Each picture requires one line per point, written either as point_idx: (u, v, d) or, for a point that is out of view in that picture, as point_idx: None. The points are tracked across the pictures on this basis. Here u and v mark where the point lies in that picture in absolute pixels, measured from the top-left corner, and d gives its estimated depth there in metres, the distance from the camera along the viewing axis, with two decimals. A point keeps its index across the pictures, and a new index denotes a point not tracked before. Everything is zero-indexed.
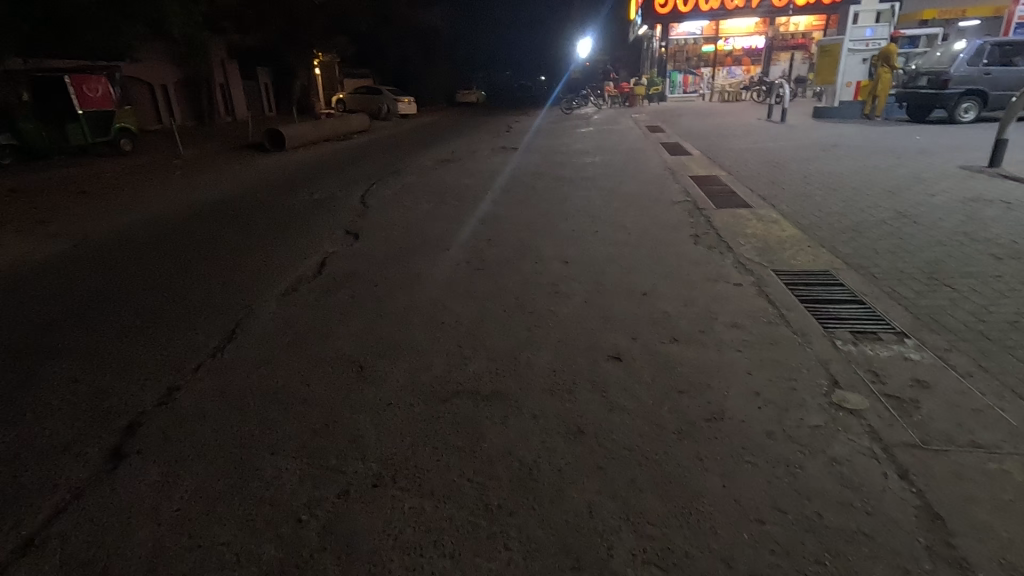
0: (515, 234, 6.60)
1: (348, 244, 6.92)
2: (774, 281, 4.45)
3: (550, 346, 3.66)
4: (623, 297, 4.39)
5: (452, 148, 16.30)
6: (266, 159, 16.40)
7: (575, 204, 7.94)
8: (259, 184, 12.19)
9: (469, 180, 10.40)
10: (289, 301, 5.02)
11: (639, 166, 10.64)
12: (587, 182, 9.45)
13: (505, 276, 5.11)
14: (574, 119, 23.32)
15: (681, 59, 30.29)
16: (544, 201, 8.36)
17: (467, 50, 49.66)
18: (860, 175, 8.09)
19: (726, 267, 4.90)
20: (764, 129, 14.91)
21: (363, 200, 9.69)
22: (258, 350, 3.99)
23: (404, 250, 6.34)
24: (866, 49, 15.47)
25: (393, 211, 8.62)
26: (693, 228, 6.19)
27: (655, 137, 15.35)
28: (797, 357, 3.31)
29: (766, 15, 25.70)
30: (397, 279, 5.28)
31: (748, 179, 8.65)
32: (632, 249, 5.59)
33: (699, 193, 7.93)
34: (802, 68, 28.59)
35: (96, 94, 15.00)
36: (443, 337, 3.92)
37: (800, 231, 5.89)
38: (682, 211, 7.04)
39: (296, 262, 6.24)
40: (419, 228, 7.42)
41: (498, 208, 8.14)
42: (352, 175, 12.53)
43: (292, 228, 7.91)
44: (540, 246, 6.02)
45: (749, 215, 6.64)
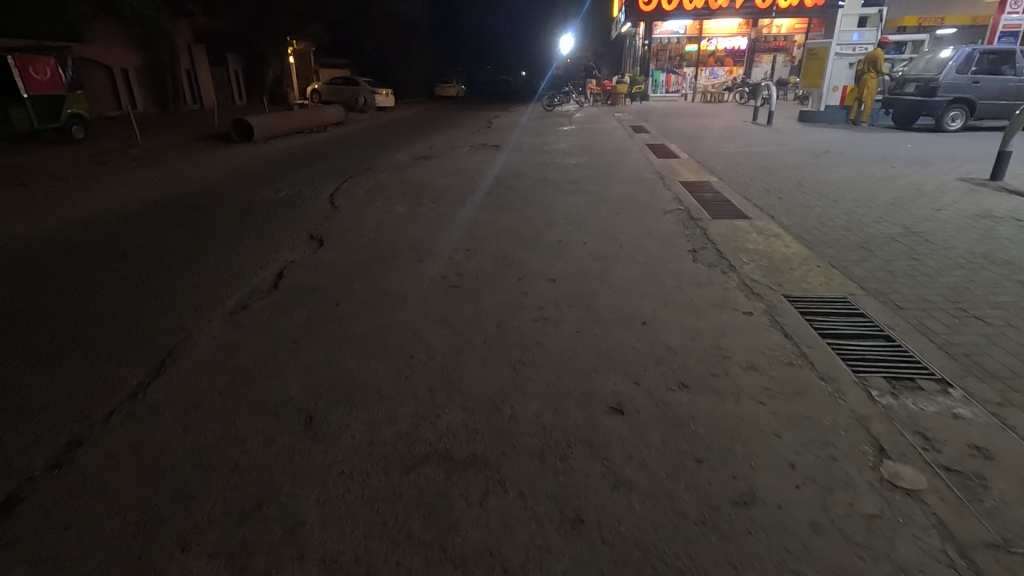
0: (496, 243, 6.02)
1: (311, 251, 6.24)
2: (788, 311, 3.96)
3: (538, 392, 3.08)
4: (618, 327, 3.84)
5: (429, 144, 15.61)
6: (230, 150, 15.46)
7: (561, 210, 7.39)
8: (221, 179, 11.36)
9: (447, 180, 9.77)
10: (234, 322, 4.34)
11: (626, 169, 10.13)
12: (572, 185, 8.91)
13: (484, 296, 4.53)
14: (555, 116, 22.77)
15: (664, 59, 29.30)
16: (527, 205, 7.80)
17: (448, 43, 48.81)
18: (858, 186, 7.71)
19: (732, 291, 4.39)
20: (750, 133, 14.60)
21: (331, 200, 8.96)
22: (188, 389, 3.34)
23: (372, 260, 5.70)
24: (853, 53, 15.12)
25: (365, 213, 7.95)
26: (689, 242, 5.69)
27: (640, 137, 14.88)
28: (832, 413, 2.79)
29: (749, 16, 25.61)
30: (360, 298, 4.65)
31: (740, 186, 8.21)
32: (626, 266, 5.05)
33: (691, 200, 7.46)
34: (783, 71, 28.56)
35: (45, 76, 13.89)
36: (410, 377, 3.32)
37: (805, 247, 5.43)
38: (676, 221, 6.54)
39: (250, 272, 5.56)
40: (391, 234, 6.78)
41: (478, 213, 7.54)
42: (322, 171, 11.78)
43: (251, 230, 7.19)
44: (524, 259, 5.44)
45: (748, 228, 6.17)
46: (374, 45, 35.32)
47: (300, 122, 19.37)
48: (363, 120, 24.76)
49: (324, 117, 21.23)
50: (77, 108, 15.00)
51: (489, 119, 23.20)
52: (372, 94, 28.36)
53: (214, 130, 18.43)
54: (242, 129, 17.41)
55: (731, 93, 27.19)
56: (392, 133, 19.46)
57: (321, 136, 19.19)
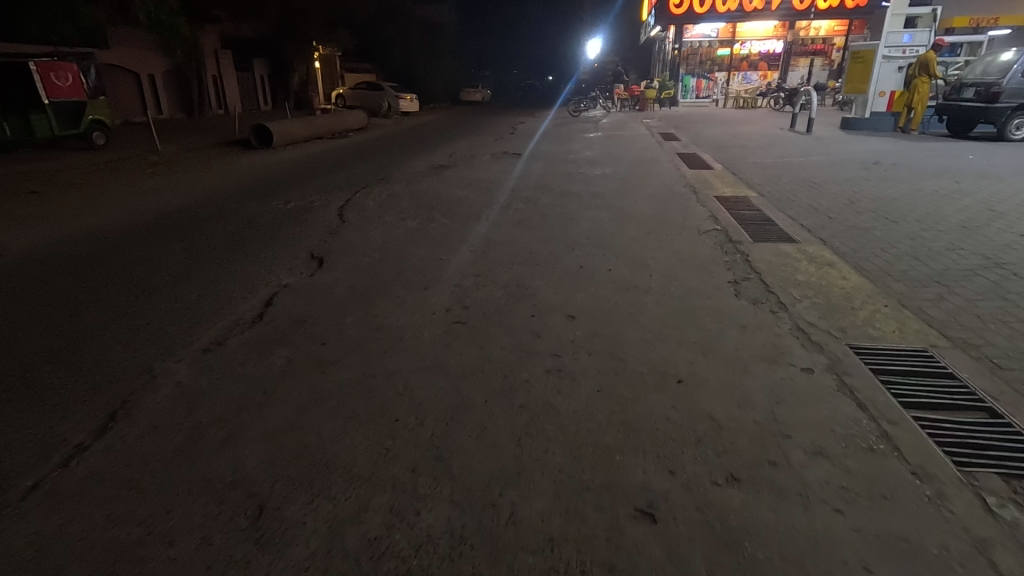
0: (509, 268, 5.42)
1: (308, 273, 5.73)
2: (858, 369, 3.25)
3: (547, 481, 2.46)
4: (648, 385, 3.17)
5: (450, 151, 15.14)
6: (249, 157, 15.25)
7: (584, 229, 6.73)
8: (233, 189, 11.04)
9: (463, 192, 9.20)
10: (205, 364, 3.82)
11: (656, 181, 9.41)
12: (596, 199, 8.26)
13: (491, 337, 3.91)
14: (581, 122, 22.08)
15: (694, 63, 28.58)
16: (547, 221, 7.19)
17: (474, 48, 48.65)
18: (920, 204, 6.87)
19: (784, 337, 3.68)
20: (789, 141, 13.76)
21: (340, 213, 8.49)
22: (129, 457, 2.80)
23: (372, 286, 5.15)
24: (902, 56, 14.21)
25: (373, 229, 7.43)
26: (730, 271, 4.99)
27: (669, 146, 14.14)
28: (939, 533, 2.09)
29: (786, 17, 24.70)
30: (351, 335, 4.08)
31: (783, 202, 7.47)
32: (657, 301, 4.38)
33: (728, 218, 6.75)
34: (822, 75, 27.30)
35: (66, 83, 13.88)
36: (392, 451, 2.71)
37: (867, 280, 4.67)
38: (713, 244, 5.83)
39: (237, 299, 5.06)
40: (399, 252, 6.24)
41: (494, 230, 6.95)
42: (335, 180, 11.38)
43: (249, 248, 6.75)
44: (540, 289, 4.82)
45: (796, 253, 5.43)
46: (399, 50, 35.17)
47: (321, 128, 19.13)
48: (387, 125, 24.48)
49: (346, 123, 21.00)
50: (97, 115, 14.92)
51: (514, 125, 22.68)
52: (396, 99, 28.12)
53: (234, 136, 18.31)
54: (262, 135, 17.23)
55: (765, 98, 26.14)
56: (412, 140, 19.04)
57: (342, 143, 18.91)
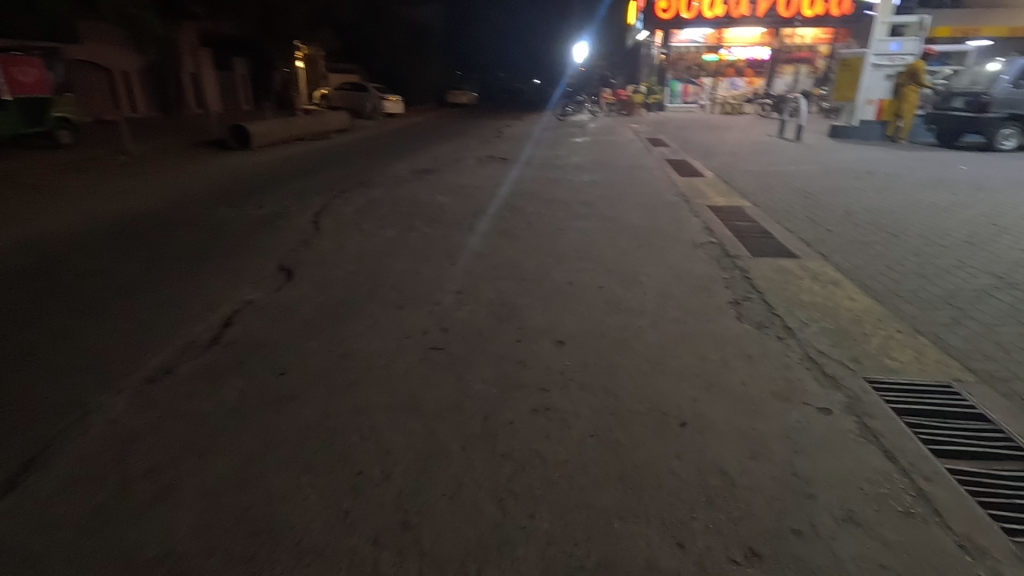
0: (493, 284, 5.03)
1: (274, 288, 5.27)
2: (880, 409, 2.92)
3: (533, 558, 2.08)
4: (647, 428, 2.81)
5: (434, 154, 14.75)
6: (224, 158, 14.69)
7: (573, 240, 6.38)
8: (205, 191, 10.52)
9: (446, 199, 8.80)
10: (147, 397, 3.37)
11: (646, 189, 9.10)
12: (585, 207, 7.91)
13: (471, 367, 3.52)
14: (569, 126, 21.87)
15: (681, 68, 29.52)
16: (533, 232, 6.83)
17: (461, 50, 48.32)
18: (919, 217, 6.63)
19: (795, 369, 3.35)
20: (778, 148, 13.60)
21: (315, 220, 8.03)
22: (40, 522, 2.37)
23: (344, 303, 4.72)
24: (890, 64, 13.97)
25: (349, 238, 6.99)
26: (729, 289, 4.67)
27: (658, 151, 13.89)
28: None
29: (771, 25, 24.59)
30: (315, 363, 3.65)
31: (779, 214, 7.20)
32: (653, 324, 4.02)
33: (723, 230, 6.44)
34: (807, 83, 27.41)
35: (27, 78, 13.24)
36: (351, 517, 2.31)
37: (876, 300, 4.36)
38: (710, 258, 5.50)
39: (193, 317, 4.59)
40: (374, 264, 5.82)
41: (478, 240, 6.56)
42: (313, 184, 10.90)
43: (213, 258, 6.28)
44: (525, 309, 4.44)
45: (798, 270, 5.12)
46: (384, 51, 34.69)
47: (302, 129, 18.60)
48: (370, 127, 23.98)
49: (328, 124, 20.47)
50: (64, 112, 14.24)
51: (500, 128, 22.35)
52: (380, 100, 27.62)
53: (211, 136, 17.71)
54: (239, 135, 16.66)
55: (752, 104, 26.14)
56: (395, 142, 18.59)
57: (323, 144, 18.39)
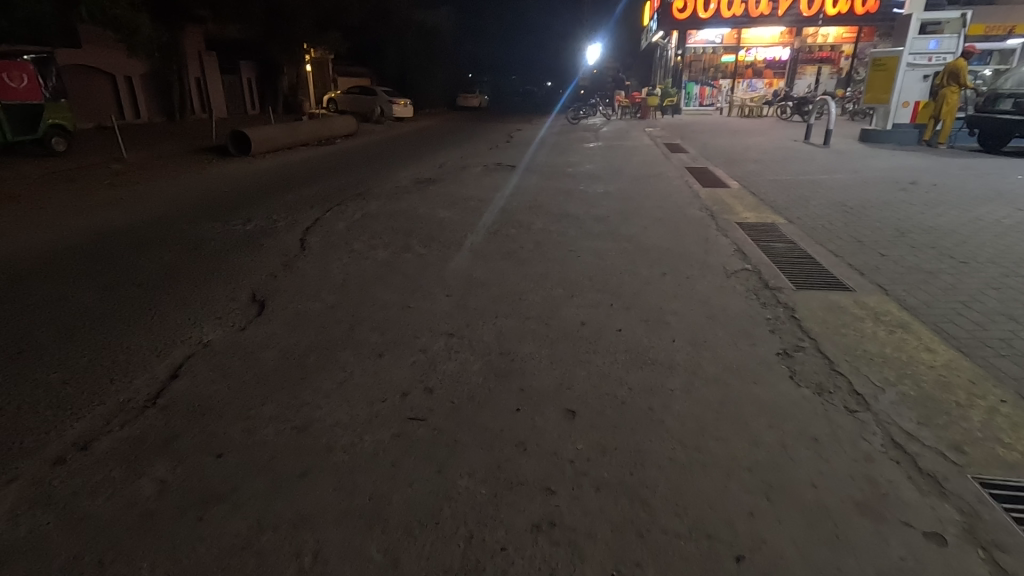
0: (492, 324, 4.28)
1: (239, 326, 4.56)
2: (1014, 540, 2.14)
3: None
4: (692, 567, 2.05)
5: (440, 161, 14.09)
6: (221, 166, 14.11)
7: (586, 265, 5.60)
8: (193, 203, 9.93)
9: (446, 213, 8.08)
10: (45, 489, 2.67)
11: (666, 201, 8.31)
12: (599, 224, 7.15)
13: (457, 448, 2.79)
14: (580, 130, 21.13)
15: (698, 70, 27.69)
16: (542, 254, 6.08)
17: (472, 53, 47.82)
18: (985, 238, 5.80)
19: (880, 461, 2.56)
20: (805, 154, 12.74)
21: (302, 238, 7.33)
22: None
23: (314, 349, 4.00)
24: (928, 64, 13.16)
25: (336, 259, 6.29)
26: (775, 335, 3.88)
27: (676, 158, 13.05)
28: None
29: (793, 24, 24.02)
30: (262, 440, 2.92)
31: (821, 233, 6.39)
32: (685, 386, 3.24)
33: (758, 254, 5.64)
34: (829, 84, 26.37)
35: (22, 83, 12.74)
36: None
37: (961, 354, 3.56)
38: (746, 291, 4.71)
39: (135, 367, 3.89)
40: (359, 295, 5.10)
41: (479, 264, 5.82)
42: (307, 196, 10.23)
43: (180, 285, 5.61)
44: (529, 359, 3.69)
45: (854, 308, 4.31)
46: (394, 54, 34.21)
47: (304, 135, 18.05)
48: (378, 132, 23.39)
49: (332, 129, 19.92)
50: (58, 118, 13.69)
51: (511, 133, 21.67)
52: (389, 104, 27.08)
53: (212, 143, 17.20)
54: (240, 141, 16.12)
55: (771, 106, 25.16)
56: (402, 148, 17.98)
57: (327, 150, 17.82)
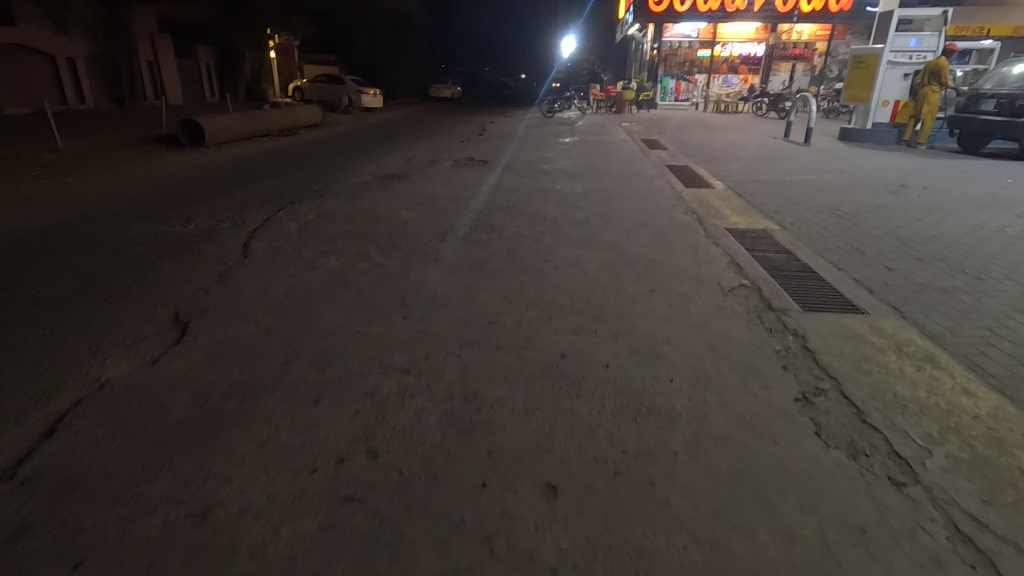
0: (455, 358, 3.59)
1: (150, 358, 3.78)
2: None
3: None
4: None
5: (409, 154, 13.30)
6: (168, 157, 13.01)
7: (565, 279, 4.98)
8: (130, 199, 8.96)
9: (412, 214, 7.36)
10: None
11: (648, 203, 7.74)
12: (579, 229, 6.52)
13: (403, 549, 2.12)
14: (556, 124, 20.51)
15: (673, 64, 27.02)
16: (516, 264, 5.44)
17: (445, 43, 46.69)
18: (993, 250, 5.40)
19: (950, 566, 2.02)
20: (787, 152, 12.38)
21: (246, 242, 6.51)
22: None
23: (236, 392, 3.25)
24: (908, 62, 12.88)
25: (281, 269, 5.50)
26: (788, 372, 3.30)
27: (656, 155, 12.55)
28: None
29: (768, 20, 23.88)
30: (142, 539, 2.20)
31: (817, 241, 5.91)
32: (691, 448, 2.64)
33: (754, 266, 5.11)
34: (803, 81, 26.28)
35: None
36: None
37: (1005, 398, 3.04)
38: (747, 313, 4.14)
39: (6, 418, 3.10)
40: (303, 316, 4.36)
41: (444, 277, 5.13)
42: (259, 192, 9.35)
43: (90, 301, 4.76)
44: (499, 407, 3.04)
45: (871, 336, 3.77)
46: (363, 41, 32.95)
47: (264, 124, 16.98)
48: (345, 122, 22.34)
49: (296, 119, 18.87)
50: None
51: (484, 125, 20.94)
52: (358, 93, 26.01)
53: (162, 131, 16.00)
54: (192, 131, 15.01)
55: (747, 103, 24.93)
56: (369, 140, 17.08)
57: (288, 141, 16.80)
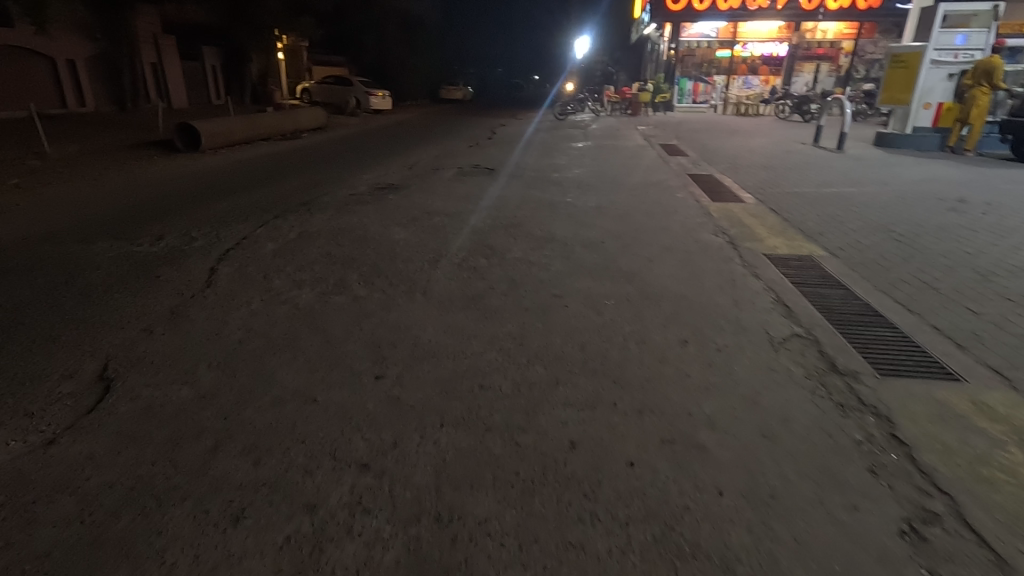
0: (431, 446, 2.76)
1: (48, 435, 2.99)
2: None
3: None
4: None
5: (412, 161, 12.54)
6: (159, 163, 12.37)
7: (577, 322, 4.12)
8: (104, 210, 8.26)
9: (404, 233, 6.56)
10: None
11: (671, 220, 6.85)
12: (592, 254, 5.66)
13: None
14: (568, 127, 19.70)
15: (690, 65, 26.09)
16: (518, 300, 4.59)
17: (457, 45, 45.99)
18: None
19: None
20: (821, 160, 11.39)
21: (213, 267, 5.72)
22: None
23: (134, 501, 2.44)
24: (954, 61, 11.88)
25: (243, 304, 4.71)
26: (881, 480, 2.43)
27: (676, 162, 11.64)
28: None
29: (791, 19, 22.87)
30: None
31: (878, 273, 5.00)
32: None
33: (806, 308, 4.22)
34: (828, 82, 25.15)
35: None
36: None
37: None
38: (808, 379, 3.26)
39: None
40: (253, 373, 3.54)
41: (431, 318, 4.29)
42: (244, 204, 8.60)
43: (9, 347, 3.99)
44: (483, 539, 2.19)
45: (979, 418, 2.88)
46: (373, 43, 32.38)
47: (265, 128, 16.32)
48: (351, 125, 21.67)
49: (298, 122, 18.20)
50: None
51: (494, 128, 20.13)
52: (366, 95, 25.35)
53: (159, 135, 15.40)
54: (188, 135, 14.37)
55: (768, 105, 23.87)
56: (374, 144, 16.37)
57: (289, 145, 16.13)
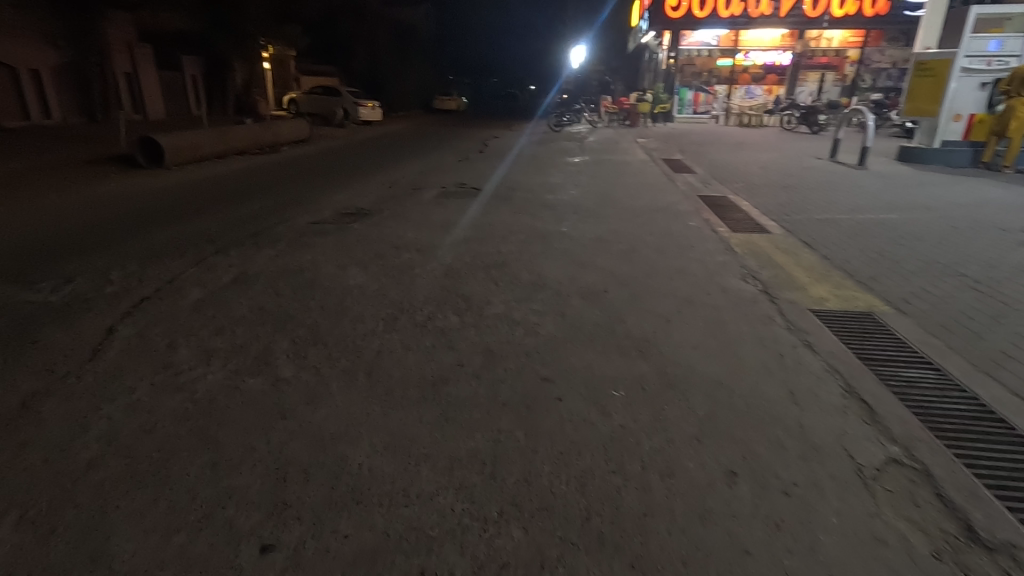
0: None
1: None
2: None
3: None
4: None
5: (392, 178, 11.39)
6: (110, 181, 11.15)
7: (575, 430, 2.91)
8: (18, 241, 7.02)
9: (363, 275, 5.36)
10: None
11: (687, 258, 5.68)
12: (593, 309, 4.46)
13: None
14: (564, 138, 18.68)
15: (690, 74, 25.15)
16: (492, 386, 3.37)
17: (450, 54, 45.06)
18: None
19: None
20: (845, 178, 10.27)
21: (113, 327, 4.50)
22: None
23: None
24: (987, 69, 10.81)
25: (123, 392, 3.47)
26: None
27: (683, 180, 10.50)
28: None
29: (795, 26, 21.91)
30: None
31: (968, 340, 3.83)
32: None
33: (891, 405, 3.05)
34: (833, 91, 24.20)
35: None
36: None
37: None
38: (940, 565, 2.07)
39: None
40: (78, 536, 2.32)
41: (370, 420, 3.07)
42: (187, 233, 7.38)
43: None
44: None
45: None
46: (363, 51, 31.33)
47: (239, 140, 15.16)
48: (336, 137, 20.54)
49: (278, 134, 17.06)
50: None
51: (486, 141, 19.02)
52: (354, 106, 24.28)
53: (122, 149, 14.21)
54: (150, 149, 13.19)
55: (773, 115, 22.87)
56: (355, 158, 15.22)
57: (264, 159, 14.97)
